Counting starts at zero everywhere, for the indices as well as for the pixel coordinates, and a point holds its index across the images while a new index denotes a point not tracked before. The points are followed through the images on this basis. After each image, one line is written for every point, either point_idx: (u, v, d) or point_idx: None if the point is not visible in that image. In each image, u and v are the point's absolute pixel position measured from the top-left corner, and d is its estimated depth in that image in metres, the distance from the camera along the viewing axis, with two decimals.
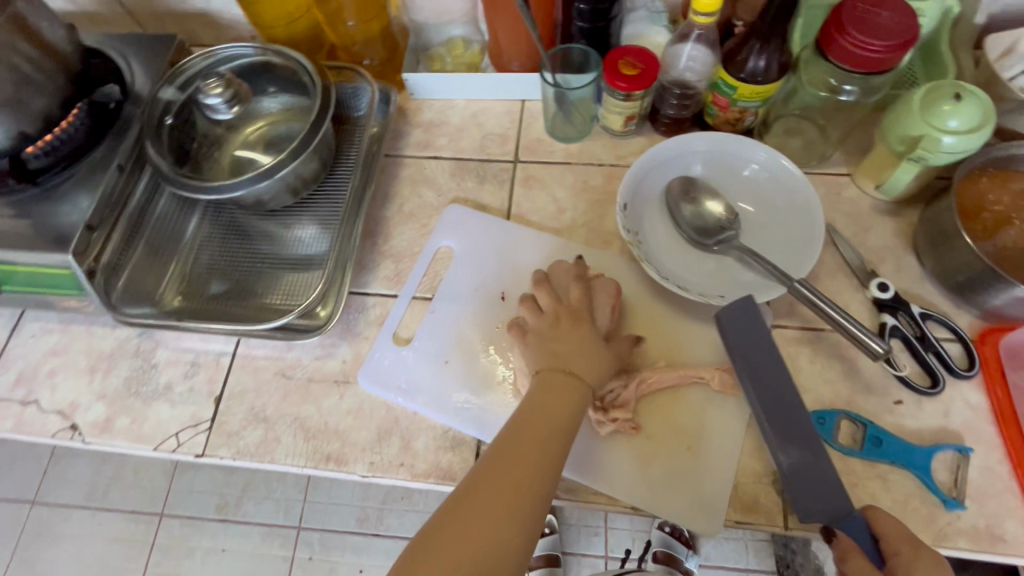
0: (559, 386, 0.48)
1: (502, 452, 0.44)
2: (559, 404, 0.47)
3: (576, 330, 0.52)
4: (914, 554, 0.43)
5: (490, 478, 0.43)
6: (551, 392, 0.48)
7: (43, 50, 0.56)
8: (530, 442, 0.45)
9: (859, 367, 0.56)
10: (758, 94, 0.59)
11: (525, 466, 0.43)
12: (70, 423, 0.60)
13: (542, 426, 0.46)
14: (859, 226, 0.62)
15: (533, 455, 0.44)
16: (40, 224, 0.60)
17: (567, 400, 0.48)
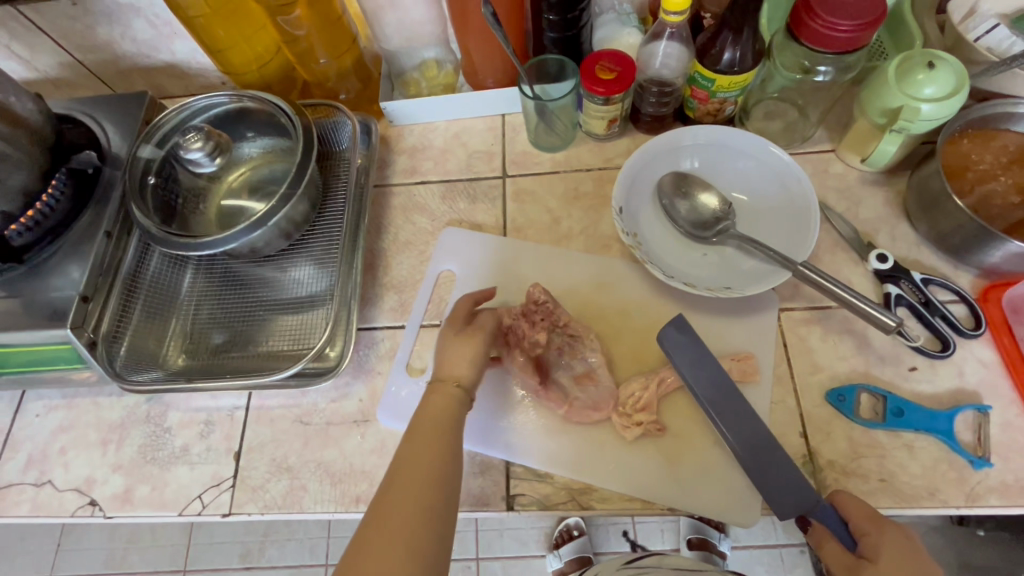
0: (442, 398, 0.49)
1: (398, 470, 0.44)
2: (440, 413, 0.48)
3: (470, 346, 0.52)
4: (880, 534, 0.45)
5: (388, 498, 0.42)
6: (432, 402, 0.49)
7: (16, 126, 0.55)
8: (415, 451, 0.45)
9: (870, 339, 0.56)
10: (737, 84, 0.60)
11: (416, 479, 0.43)
12: (89, 500, 0.59)
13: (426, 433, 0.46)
14: (850, 200, 0.63)
15: (427, 464, 0.44)
16: (33, 301, 0.59)
17: (447, 407, 0.49)
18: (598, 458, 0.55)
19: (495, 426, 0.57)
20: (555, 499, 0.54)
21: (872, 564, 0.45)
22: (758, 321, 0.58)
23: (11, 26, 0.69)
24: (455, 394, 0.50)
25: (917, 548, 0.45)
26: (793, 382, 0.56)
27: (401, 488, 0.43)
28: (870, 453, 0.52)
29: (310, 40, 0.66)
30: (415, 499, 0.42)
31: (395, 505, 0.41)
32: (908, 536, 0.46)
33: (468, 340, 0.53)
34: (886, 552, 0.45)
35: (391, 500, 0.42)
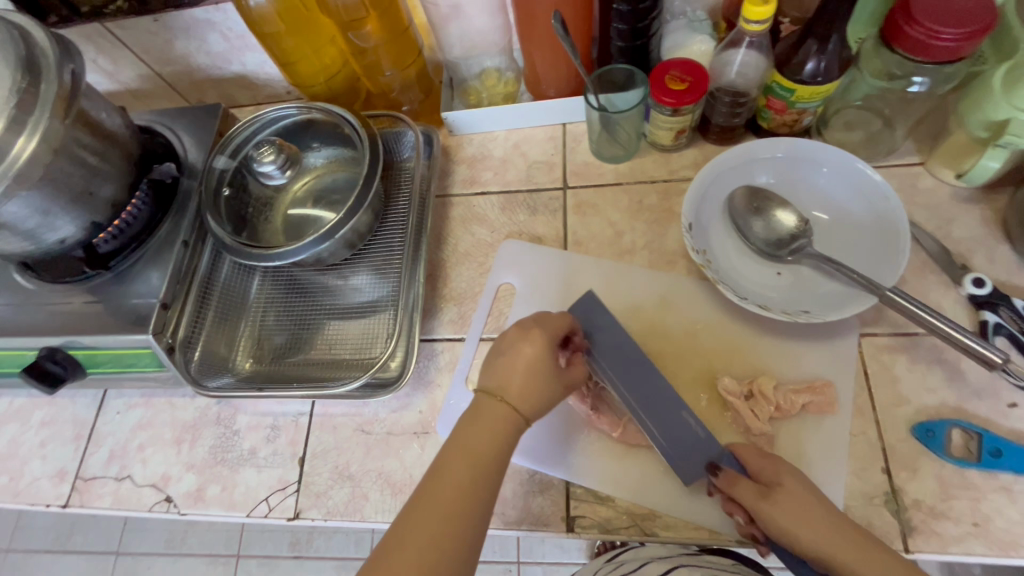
0: (494, 419, 0.46)
1: (430, 484, 0.43)
2: (487, 435, 0.45)
3: (529, 361, 0.48)
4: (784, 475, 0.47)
5: (407, 534, 0.40)
6: (483, 422, 0.45)
7: (106, 140, 0.58)
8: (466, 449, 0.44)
9: (963, 371, 0.52)
10: (818, 94, 0.56)
11: (444, 504, 0.41)
12: (165, 496, 0.62)
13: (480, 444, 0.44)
14: (941, 218, 0.59)
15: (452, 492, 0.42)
16: (117, 305, 0.62)
17: (495, 434, 0.45)
18: (662, 483, 0.53)
19: (556, 445, 0.56)
20: (617, 523, 0.53)
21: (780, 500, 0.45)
22: (834, 346, 0.55)
23: (98, 41, 0.73)
24: (510, 417, 0.46)
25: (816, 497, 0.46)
26: (875, 413, 0.52)
27: (432, 513, 0.41)
28: (962, 495, 0.48)
29: (377, 51, 0.67)
30: (444, 523, 0.40)
31: (422, 529, 0.40)
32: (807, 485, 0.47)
33: (529, 355, 0.48)
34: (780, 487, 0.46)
35: (420, 517, 0.41)
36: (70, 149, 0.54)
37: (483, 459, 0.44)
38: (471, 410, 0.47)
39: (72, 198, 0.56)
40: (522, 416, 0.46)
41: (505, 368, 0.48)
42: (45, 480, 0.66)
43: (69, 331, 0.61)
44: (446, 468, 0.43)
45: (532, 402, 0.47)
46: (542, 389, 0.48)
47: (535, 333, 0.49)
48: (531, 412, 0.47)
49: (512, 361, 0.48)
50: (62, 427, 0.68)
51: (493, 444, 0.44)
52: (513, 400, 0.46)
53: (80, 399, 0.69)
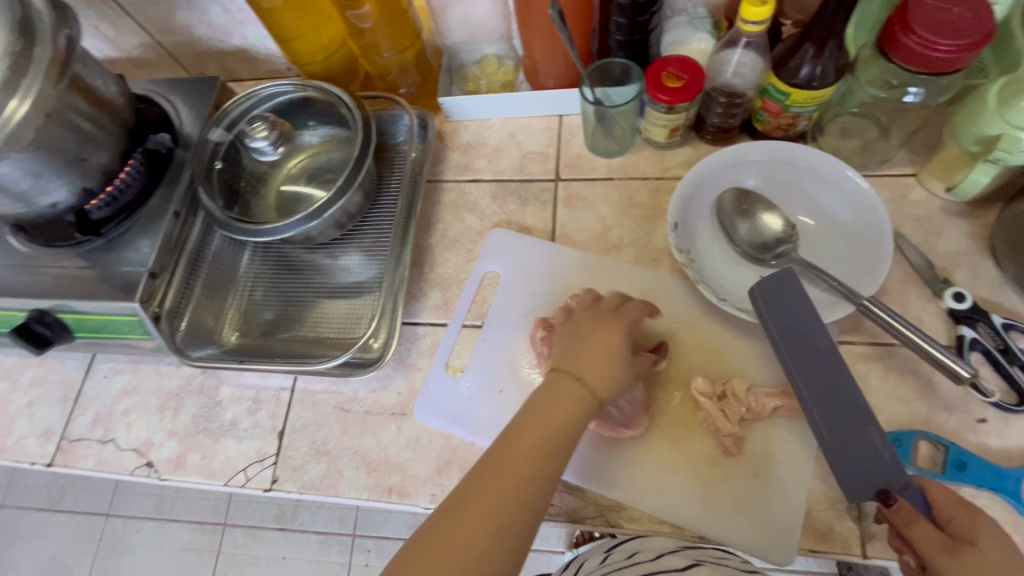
0: (573, 395, 0.46)
1: (506, 450, 0.43)
2: (563, 413, 0.45)
3: (609, 348, 0.49)
4: (971, 517, 0.42)
5: (468, 500, 0.40)
6: (560, 396, 0.46)
7: (101, 108, 0.59)
8: (530, 420, 0.45)
9: (935, 384, 0.53)
10: (813, 100, 0.56)
11: (518, 472, 0.41)
12: (146, 461, 0.63)
13: (556, 417, 0.45)
14: (928, 230, 0.59)
15: (520, 466, 0.42)
16: (108, 271, 0.63)
17: (574, 413, 0.45)
18: (632, 475, 0.54)
19: None
20: (584, 513, 0.54)
21: (974, 547, 0.40)
22: None
23: (100, 8, 0.73)
24: (583, 398, 0.46)
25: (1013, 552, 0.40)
26: None
27: (494, 485, 0.41)
28: None
29: (375, 33, 0.67)
30: (506, 498, 0.40)
31: (493, 495, 0.40)
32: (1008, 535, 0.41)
33: (603, 342, 0.49)
34: (987, 539, 0.41)
35: (485, 487, 0.41)
36: (63, 114, 0.54)
37: (555, 438, 0.44)
38: (545, 389, 0.47)
39: (65, 162, 0.57)
40: (596, 399, 0.46)
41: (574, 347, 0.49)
42: (31, 438, 0.67)
43: (57, 295, 0.62)
44: (522, 437, 0.44)
45: (606, 385, 0.47)
46: (617, 375, 0.48)
47: (603, 321, 0.51)
48: (605, 394, 0.47)
49: (586, 351, 0.49)
50: (49, 388, 0.70)
51: (567, 421, 0.45)
52: (589, 381, 0.47)
53: (68, 362, 0.71)
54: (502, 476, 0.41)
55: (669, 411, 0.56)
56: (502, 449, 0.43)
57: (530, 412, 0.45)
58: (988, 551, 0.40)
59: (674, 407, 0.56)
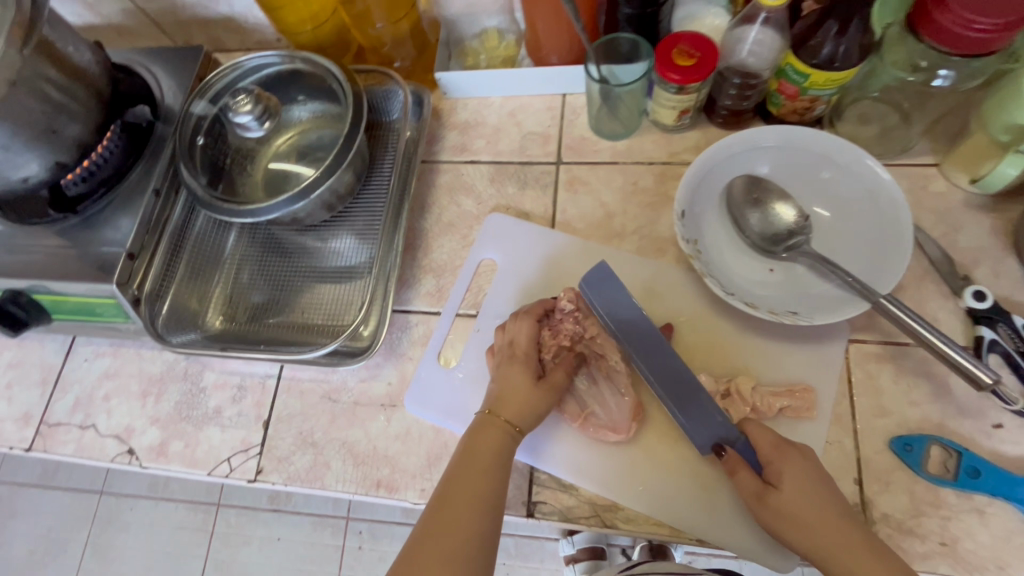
0: (494, 434, 0.48)
1: (447, 490, 0.45)
2: (490, 447, 0.47)
3: (516, 383, 0.50)
4: (781, 458, 0.46)
5: (423, 549, 0.42)
6: (482, 436, 0.48)
7: (74, 77, 0.55)
8: (468, 459, 0.47)
9: (950, 387, 0.50)
10: (834, 82, 0.52)
11: (464, 502, 0.44)
12: (127, 448, 0.61)
13: (485, 455, 0.47)
14: (949, 224, 0.56)
15: (463, 504, 0.44)
16: (85, 250, 0.60)
17: (499, 444, 0.48)
18: (628, 474, 0.52)
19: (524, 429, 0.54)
20: (578, 512, 0.52)
21: (777, 490, 0.45)
22: (820, 350, 0.53)
23: None
24: (506, 432, 0.48)
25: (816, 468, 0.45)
26: (854, 423, 0.51)
27: (445, 528, 0.43)
28: (933, 513, 0.47)
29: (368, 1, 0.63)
30: (456, 537, 0.42)
31: (444, 532, 0.42)
32: (810, 459, 0.46)
33: (517, 375, 0.51)
34: (790, 479, 0.45)
35: (435, 532, 0.42)
36: (32, 83, 0.51)
37: (491, 463, 0.46)
38: (471, 432, 0.49)
39: (34, 134, 0.53)
40: (516, 430, 0.48)
41: (495, 389, 0.51)
42: (9, 422, 0.65)
43: (32, 274, 0.59)
44: (457, 476, 0.46)
45: (527, 416, 0.49)
46: (533, 404, 0.50)
47: (518, 355, 0.52)
48: (523, 422, 0.49)
49: (505, 384, 0.51)
50: (28, 369, 0.67)
51: (497, 456, 0.47)
52: (507, 415, 0.49)
53: (48, 344, 0.68)
54: (448, 513, 0.43)
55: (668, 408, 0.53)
56: (448, 490, 0.45)
57: (459, 456, 0.47)
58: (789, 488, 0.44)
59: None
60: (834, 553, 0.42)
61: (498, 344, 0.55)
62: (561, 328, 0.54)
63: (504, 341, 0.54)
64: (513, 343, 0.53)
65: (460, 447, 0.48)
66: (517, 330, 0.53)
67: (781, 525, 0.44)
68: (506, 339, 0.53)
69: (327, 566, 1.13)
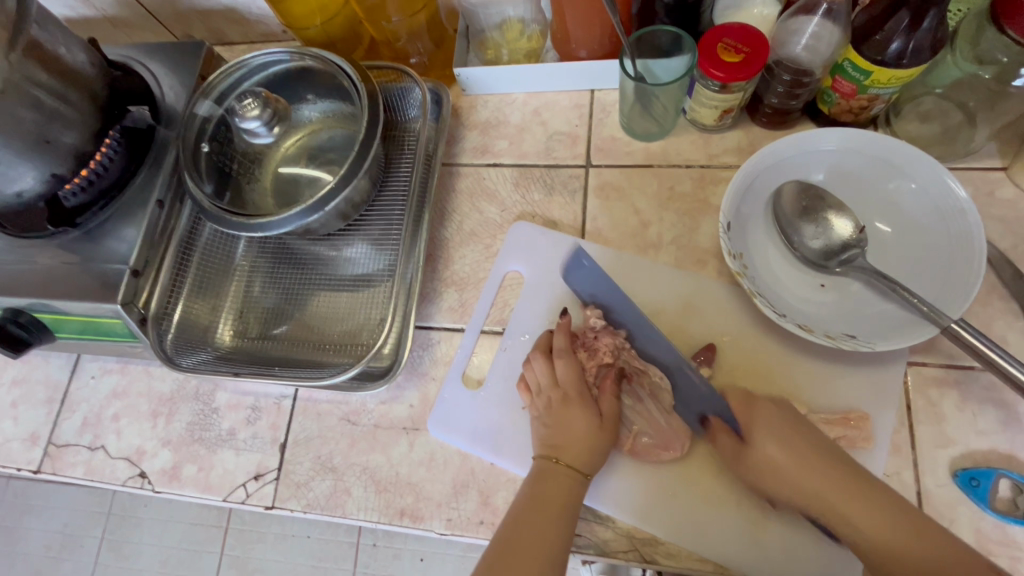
0: (560, 482, 0.46)
1: (513, 533, 0.44)
2: (558, 497, 0.45)
3: (575, 427, 0.48)
4: (753, 413, 0.48)
5: None
6: (550, 484, 0.46)
7: (67, 81, 0.51)
8: (535, 508, 0.45)
9: (1019, 415, 0.46)
10: (898, 80, 0.47)
11: (528, 553, 0.43)
12: (139, 471, 0.59)
13: (554, 505, 0.45)
14: (1018, 235, 0.51)
15: (527, 554, 0.43)
16: (89, 265, 0.56)
17: (565, 492, 0.46)
18: (672, 508, 0.48)
19: None
20: (615, 546, 0.49)
21: (750, 446, 0.47)
22: (876, 374, 0.49)
23: None
24: (573, 478, 0.46)
25: (790, 413, 0.48)
26: (914, 454, 0.47)
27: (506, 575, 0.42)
28: (1001, 552, 0.44)
29: None
30: None
31: None
32: (780, 406, 0.48)
33: (572, 418, 0.48)
34: (761, 430, 0.47)
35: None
36: (21, 89, 0.47)
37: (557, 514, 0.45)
38: (535, 478, 0.47)
39: (27, 145, 0.50)
40: (583, 475, 0.46)
41: (549, 430, 0.49)
42: (16, 443, 0.62)
43: (32, 292, 0.56)
44: (527, 520, 0.44)
45: (591, 458, 0.47)
46: (597, 446, 0.47)
47: (568, 397, 0.49)
48: (590, 467, 0.47)
49: (561, 428, 0.48)
50: (34, 387, 0.65)
51: (565, 505, 0.45)
52: (571, 461, 0.47)
53: (52, 360, 0.65)
54: (514, 562, 0.42)
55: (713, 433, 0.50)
56: (513, 537, 0.44)
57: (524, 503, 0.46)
58: (756, 444, 0.47)
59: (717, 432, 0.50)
60: (836, 508, 0.44)
61: (535, 381, 0.51)
62: (598, 345, 0.52)
63: (546, 380, 0.51)
64: (560, 381, 0.50)
65: (522, 494, 0.46)
66: (561, 368, 0.51)
67: (763, 480, 0.46)
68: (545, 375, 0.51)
69: (341, 564, 1.12)
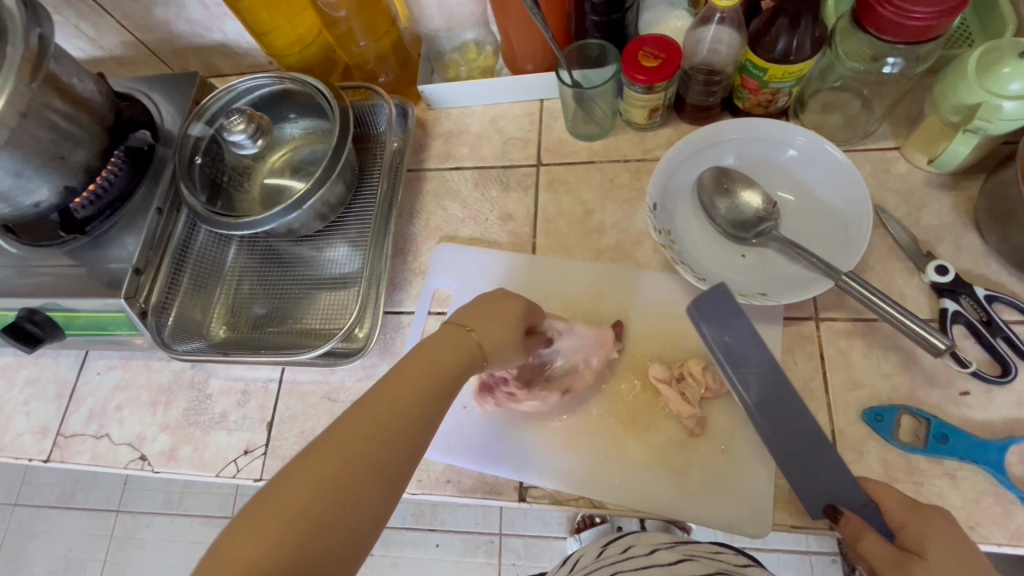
0: (458, 347, 0.45)
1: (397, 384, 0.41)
2: (452, 358, 0.44)
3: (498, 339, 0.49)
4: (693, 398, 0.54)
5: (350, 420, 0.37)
6: (447, 342, 0.45)
7: (78, 106, 0.59)
8: (434, 348, 0.44)
9: (918, 358, 0.52)
10: (792, 74, 0.55)
11: (415, 388, 0.41)
12: (140, 454, 0.64)
13: (447, 355, 0.44)
14: (911, 204, 0.58)
15: (414, 385, 0.41)
16: (95, 269, 0.64)
17: (461, 358, 0.45)
18: (611, 460, 0.54)
19: (500, 447, 0.56)
20: (567, 495, 0.54)
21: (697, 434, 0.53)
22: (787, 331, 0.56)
23: (79, 7, 0.74)
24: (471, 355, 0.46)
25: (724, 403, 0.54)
26: (827, 397, 0.53)
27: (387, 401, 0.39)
28: (906, 479, 0.49)
29: (349, 22, 0.67)
30: (387, 424, 0.38)
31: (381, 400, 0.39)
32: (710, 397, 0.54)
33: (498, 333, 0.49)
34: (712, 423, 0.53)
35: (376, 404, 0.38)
36: (39, 112, 0.55)
37: (435, 370, 0.42)
38: (439, 337, 0.46)
39: (44, 161, 0.57)
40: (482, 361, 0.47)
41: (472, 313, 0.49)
42: (29, 436, 0.68)
43: (45, 292, 0.63)
44: (416, 373, 0.42)
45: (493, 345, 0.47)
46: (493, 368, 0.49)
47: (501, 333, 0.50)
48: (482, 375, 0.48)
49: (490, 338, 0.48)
50: (45, 386, 0.71)
51: (458, 366, 0.44)
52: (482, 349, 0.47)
53: (62, 361, 0.72)
54: (394, 391, 0.40)
55: (633, 400, 0.56)
56: (401, 375, 0.41)
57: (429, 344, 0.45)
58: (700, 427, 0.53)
59: (635, 396, 0.56)
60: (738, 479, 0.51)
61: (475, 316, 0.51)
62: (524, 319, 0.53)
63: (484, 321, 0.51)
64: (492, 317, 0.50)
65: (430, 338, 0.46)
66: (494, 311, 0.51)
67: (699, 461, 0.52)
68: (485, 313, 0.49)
69: None
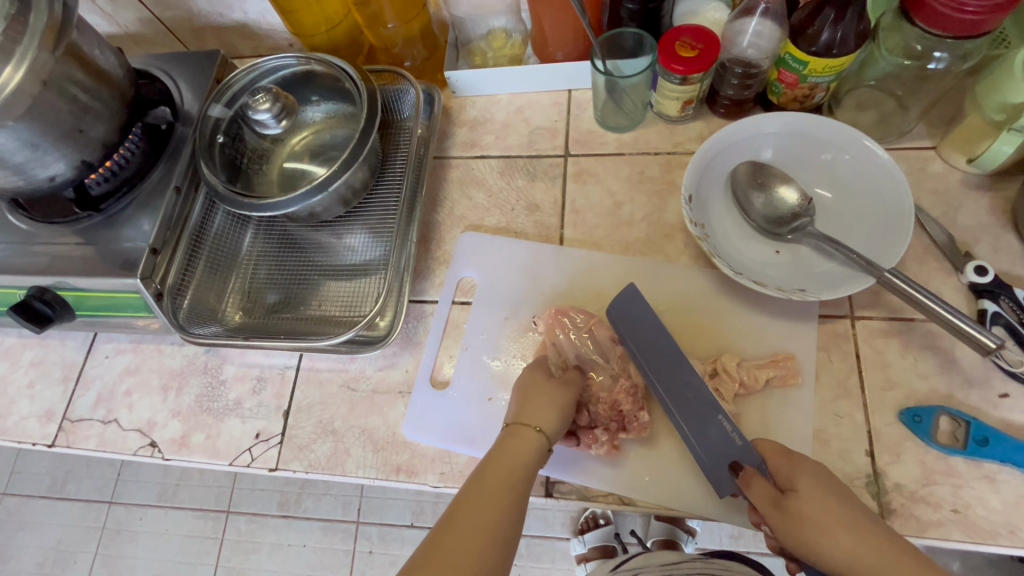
0: (521, 444, 0.46)
1: (469, 498, 0.42)
2: (516, 457, 0.46)
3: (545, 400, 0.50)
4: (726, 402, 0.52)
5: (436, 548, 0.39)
6: (511, 443, 0.47)
7: (99, 78, 0.57)
8: (498, 454, 0.46)
9: (956, 359, 0.52)
10: (833, 68, 0.54)
11: (487, 500, 0.42)
12: (149, 441, 0.62)
13: (514, 458, 0.45)
14: (947, 204, 0.57)
15: (486, 499, 0.42)
16: (108, 249, 0.61)
17: (525, 456, 0.46)
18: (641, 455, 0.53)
19: None
20: (596, 491, 0.53)
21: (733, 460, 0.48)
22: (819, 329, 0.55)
23: None
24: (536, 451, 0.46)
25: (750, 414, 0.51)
26: (863, 396, 0.52)
27: (467, 525, 0.40)
28: (944, 481, 0.48)
29: (379, 2, 0.66)
30: (471, 543, 0.39)
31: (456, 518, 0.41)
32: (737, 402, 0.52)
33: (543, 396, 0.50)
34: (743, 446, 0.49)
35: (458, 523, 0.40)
36: (59, 82, 0.53)
37: (508, 477, 0.44)
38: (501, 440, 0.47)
39: (62, 134, 0.55)
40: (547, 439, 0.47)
41: (519, 403, 0.50)
42: (32, 419, 0.66)
43: (56, 270, 0.61)
44: (484, 483, 0.43)
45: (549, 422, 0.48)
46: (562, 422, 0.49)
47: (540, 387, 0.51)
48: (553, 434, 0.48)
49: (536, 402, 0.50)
50: (50, 368, 0.69)
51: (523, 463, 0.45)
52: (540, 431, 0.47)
53: (69, 342, 0.70)
54: (470, 508, 0.41)
55: None
56: (472, 492, 0.43)
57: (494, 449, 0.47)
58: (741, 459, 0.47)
59: None
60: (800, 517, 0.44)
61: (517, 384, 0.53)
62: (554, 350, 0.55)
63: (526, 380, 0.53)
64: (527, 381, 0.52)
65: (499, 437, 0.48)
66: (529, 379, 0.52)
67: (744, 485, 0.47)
68: (538, 404, 0.49)
69: (339, 570, 1.12)
